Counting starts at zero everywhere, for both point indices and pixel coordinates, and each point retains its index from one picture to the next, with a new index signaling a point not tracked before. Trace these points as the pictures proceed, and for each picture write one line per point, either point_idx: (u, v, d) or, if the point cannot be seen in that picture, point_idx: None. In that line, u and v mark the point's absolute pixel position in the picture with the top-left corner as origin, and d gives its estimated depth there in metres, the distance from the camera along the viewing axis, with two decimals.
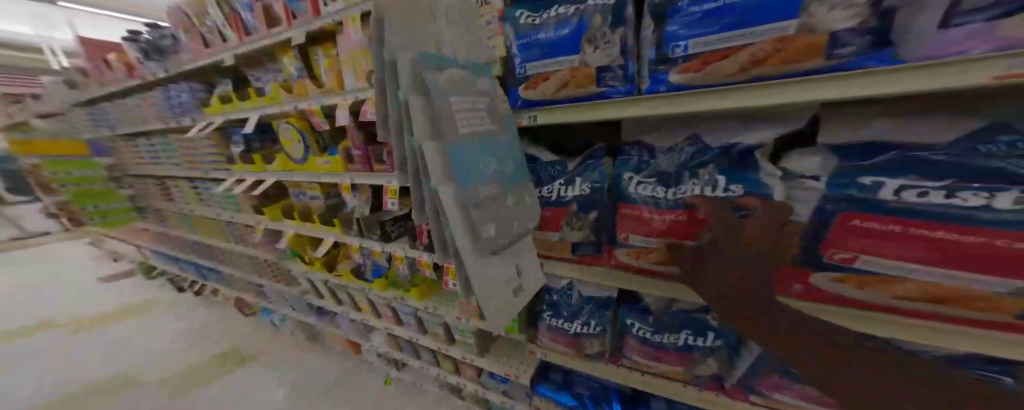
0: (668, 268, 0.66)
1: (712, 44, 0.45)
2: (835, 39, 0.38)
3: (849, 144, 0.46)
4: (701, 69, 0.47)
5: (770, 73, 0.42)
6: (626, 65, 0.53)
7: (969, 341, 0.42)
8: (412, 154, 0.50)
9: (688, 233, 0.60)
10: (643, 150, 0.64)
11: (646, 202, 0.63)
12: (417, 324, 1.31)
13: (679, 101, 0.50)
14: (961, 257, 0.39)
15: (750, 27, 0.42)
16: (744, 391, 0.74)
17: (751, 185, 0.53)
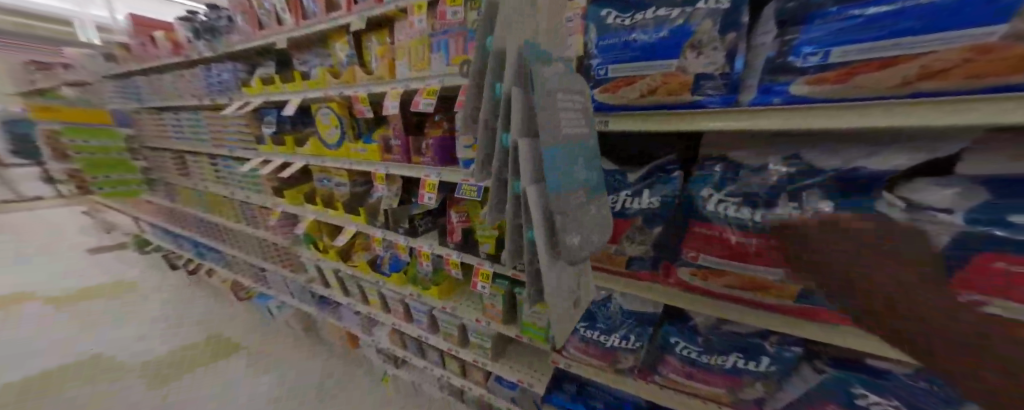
0: (741, 293, 0.63)
1: (869, 52, 0.40)
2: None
3: (1003, 175, 0.40)
4: (841, 81, 0.43)
5: (944, 87, 0.37)
6: (731, 73, 0.51)
7: None
8: (501, 151, 0.49)
9: (772, 259, 0.57)
10: (726, 166, 0.61)
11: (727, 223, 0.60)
12: (430, 322, 1.27)
13: (798, 116, 0.47)
14: None
15: (931, 31, 0.36)
16: None
17: (866, 215, 0.47)
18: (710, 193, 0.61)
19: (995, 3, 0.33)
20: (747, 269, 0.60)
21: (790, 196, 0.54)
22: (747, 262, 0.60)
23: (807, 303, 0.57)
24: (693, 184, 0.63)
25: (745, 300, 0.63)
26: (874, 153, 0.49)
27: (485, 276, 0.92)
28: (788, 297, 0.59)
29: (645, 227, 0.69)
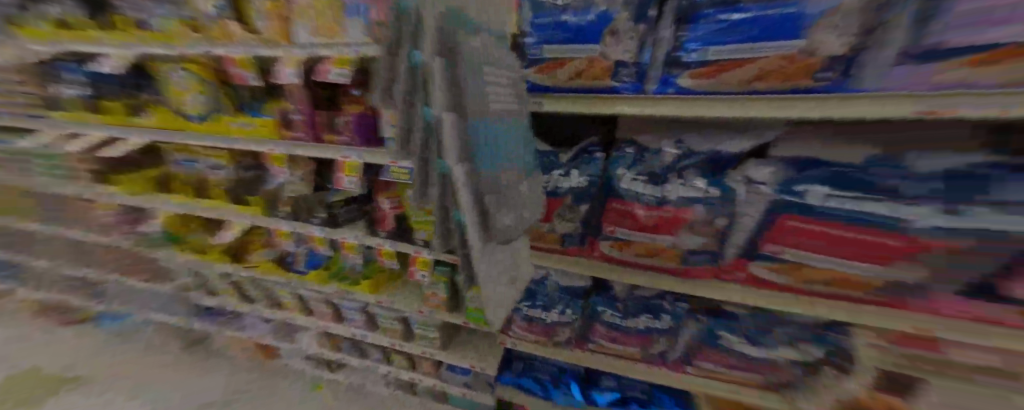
0: (649, 261, 0.71)
1: (729, 54, 0.47)
2: (832, 62, 0.42)
3: (792, 157, 0.56)
4: (711, 77, 0.49)
5: (773, 87, 0.46)
6: (641, 61, 0.54)
7: (859, 319, 0.57)
8: (423, 127, 0.42)
9: (670, 228, 0.66)
10: (637, 149, 0.67)
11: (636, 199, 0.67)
12: (366, 320, 1.13)
13: (687, 106, 0.53)
14: (860, 252, 0.53)
15: (768, 40, 0.44)
16: (685, 363, 0.81)
17: (720, 188, 0.61)
18: (623, 172, 0.67)
19: (797, 23, 0.42)
20: (648, 238, 0.68)
21: (678, 176, 0.64)
22: (654, 232, 0.67)
23: (690, 264, 0.68)
24: (610, 165, 0.68)
25: (650, 266, 0.71)
26: (737, 136, 0.61)
27: (423, 263, 0.88)
28: (680, 260, 0.68)
29: (572, 205, 0.72)
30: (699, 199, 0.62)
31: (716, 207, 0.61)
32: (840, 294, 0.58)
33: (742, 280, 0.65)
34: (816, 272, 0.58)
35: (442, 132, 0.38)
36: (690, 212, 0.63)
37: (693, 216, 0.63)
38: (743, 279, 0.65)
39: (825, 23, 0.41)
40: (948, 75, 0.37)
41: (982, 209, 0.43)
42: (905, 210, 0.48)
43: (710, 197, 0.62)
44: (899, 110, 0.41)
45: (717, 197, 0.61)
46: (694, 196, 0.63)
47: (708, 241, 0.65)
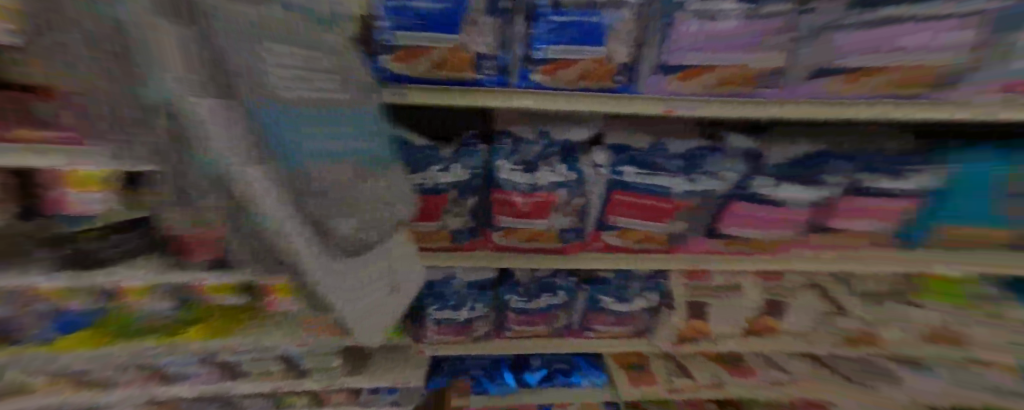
0: (529, 243, 0.78)
1: (563, 54, 0.55)
2: (622, 68, 0.57)
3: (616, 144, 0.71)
4: (552, 74, 0.57)
5: (593, 85, 0.58)
6: (500, 56, 0.56)
7: (658, 264, 0.81)
8: (158, 114, 0.34)
9: (543, 212, 0.73)
10: (506, 139, 0.70)
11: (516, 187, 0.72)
12: (214, 370, 0.81)
13: (542, 99, 0.59)
14: (650, 212, 0.74)
15: (586, 45, 0.55)
16: (583, 329, 0.99)
17: (573, 171, 0.72)
18: (501, 163, 0.70)
19: (601, 33, 0.54)
20: (524, 224, 0.75)
21: (543, 164, 0.71)
22: (533, 218, 0.74)
23: (565, 241, 0.78)
24: (489, 157, 0.70)
25: (529, 246, 0.79)
26: (580, 125, 0.71)
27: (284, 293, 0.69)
28: (555, 238, 0.78)
29: (456, 199, 0.72)
30: (564, 182, 0.72)
31: (571, 189, 0.73)
32: (648, 248, 0.80)
33: (599, 247, 0.81)
34: (636, 233, 0.77)
35: (197, 122, 0.34)
36: (555, 196, 0.73)
37: (557, 198, 0.73)
38: (600, 246, 0.81)
39: (617, 35, 0.54)
40: (673, 85, 0.58)
41: (701, 177, 0.71)
42: (673, 183, 0.71)
43: (572, 181, 0.72)
44: (653, 109, 0.60)
45: (573, 181, 0.72)
46: (557, 181, 0.72)
47: (574, 218, 0.76)
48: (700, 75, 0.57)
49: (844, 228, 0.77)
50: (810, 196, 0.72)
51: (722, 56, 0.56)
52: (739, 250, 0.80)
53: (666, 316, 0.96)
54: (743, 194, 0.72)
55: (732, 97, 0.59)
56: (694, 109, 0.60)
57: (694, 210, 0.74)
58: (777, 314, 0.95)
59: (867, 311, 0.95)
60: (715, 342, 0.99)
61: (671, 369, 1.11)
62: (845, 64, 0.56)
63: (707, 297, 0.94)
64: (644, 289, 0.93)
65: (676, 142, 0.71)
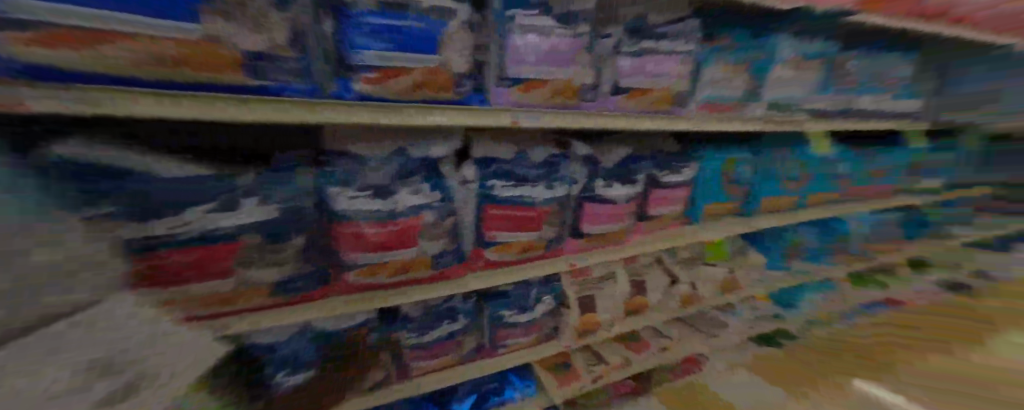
0: (398, 278, 0.66)
1: (390, 61, 0.49)
2: (458, 79, 0.56)
3: (486, 157, 0.69)
4: (379, 82, 0.49)
5: (429, 97, 0.54)
6: (302, 60, 0.45)
7: (541, 271, 0.81)
8: None
9: (409, 239, 0.63)
10: (342, 157, 0.55)
11: (363, 216, 0.58)
12: None
13: (374, 112, 0.50)
14: (520, 223, 0.75)
15: (413, 53, 0.50)
16: (494, 347, 0.91)
17: (440, 190, 0.65)
18: (343, 188, 0.56)
19: (431, 42, 0.51)
20: (388, 257, 0.62)
21: (400, 185, 0.60)
22: (395, 248, 0.62)
23: (442, 266, 0.70)
24: (316, 184, 0.54)
25: (399, 282, 0.67)
26: (434, 139, 0.62)
27: None
28: (432, 265, 0.68)
29: (270, 244, 0.54)
30: (426, 205, 0.63)
31: (439, 210, 0.65)
32: (528, 257, 0.80)
33: (482, 266, 0.76)
34: (513, 246, 0.77)
35: None
36: (421, 219, 0.63)
37: (424, 221, 0.63)
38: (483, 263, 0.76)
39: (448, 45, 0.53)
40: (516, 97, 0.62)
41: (556, 186, 0.77)
42: (535, 192, 0.74)
43: (440, 201, 0.65)
44: (500, 120, 0.61)
45: (439, 202, 0.65)
46: (420, 203, 0.62)
47: (445, 241, 0.68)
48: (534, 88, 0.63)
49: (660, 214, 0.98)
50: (630, 192, 0.86)
51: (548, 71, 0.63)
52: (595, 244, 0.90)
53: (565, 317, 0.98)
54: (589, 196, 0.81)
55: (564, 108, 0.67)
56: (537, 119, 0.64)
57: (558, 214, 0.79)
58: (643, 292, 1.11)
59: (693, 274, 1.24)
60: (607, 329, 1.04)
61: (590, 359, 1.19)
62: (625, 85, 0.73)
63: (593, 289, 1.01)
64: (540, 295, 0.92)
65: (537, 149, 0.74)
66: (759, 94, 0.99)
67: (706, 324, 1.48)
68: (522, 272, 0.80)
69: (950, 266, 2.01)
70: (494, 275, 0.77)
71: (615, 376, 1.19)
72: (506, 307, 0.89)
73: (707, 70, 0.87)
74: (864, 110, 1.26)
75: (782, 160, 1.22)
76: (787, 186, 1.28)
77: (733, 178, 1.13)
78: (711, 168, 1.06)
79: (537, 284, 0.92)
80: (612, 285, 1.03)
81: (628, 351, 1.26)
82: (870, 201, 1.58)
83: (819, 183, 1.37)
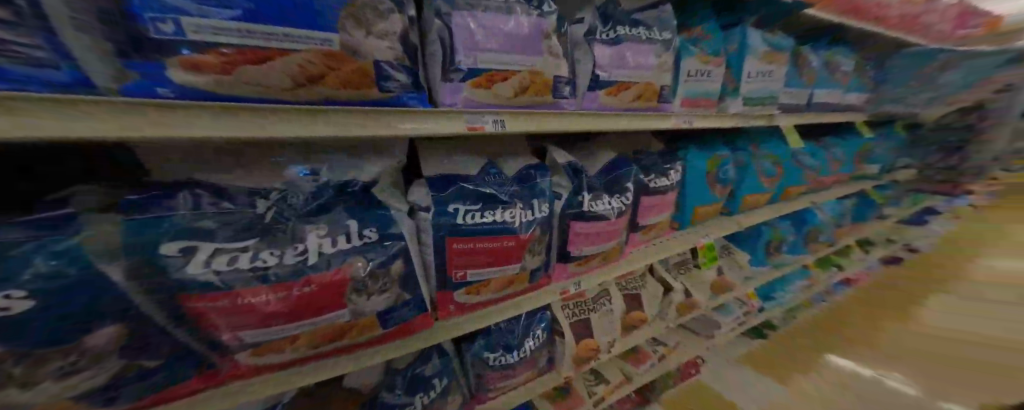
0: (331, 346, 0.46)
1: (247, 37, 0.31)
2: (379, 69, 0.39)
3: (445, 172, 0.55)
4: (229, 72, 0.31)
5: (328, 95, 0.36)
6: (36, 28, 0.25)
7: (527, 307, 0.64)
8: None
9: (337, 299, 0.43)
10: (202, 192, 0.39)
11: (246, 280, 0.38)
12: None
13: (235, 117, 0.32)
14: (498, 254, 0.56)
15: (285, 26, 0.32)
16: (481, 393, 0.71)
17: (383, 225, 0.47)
18: (199, 241, 0.37)
19: (318, 10, 0.34)
20: (302, 329, 0.42)
21: (309, 227, 0.42)
22: (311, 316, 0.42)
23: (394, 324, 0.50)
24: (125, 238, 0.34)
25: (331, 352, 0.46)
26: (360, 164, 0.50)
27: None
28: (380, 324, 0.48)
29: (39, 352, 0.31)
30: (356, 248, 0.44)
31: (378, 255, 0.46)
32: (508, 294, 0.61)
33: (453, 312, 0.57)
34: (491, 284, 0.58)
35: None
36: (350, 272, 0.44)
37: (355, 275, 0.44)
38: (454, 308, 0.57)
39: (351, 18, 0.36)
40: (469, 94, 0.47)
41: (541, 201, 0.59)
42: (513, 214, 0.55)
43: (376, 238, 0.46)
44: (456, 126, 0.46)
45: (377, 243, 0.46)
46: (343, 248, 0.43)
47: (394, 292, 0.49)
48: (495, 82, 0.48)
49: (649, 224, 0.86)
50: (623, 204, 0.71)
51: (515, 60, 0.48)
52: (591, 266, 0.74)
53: (559, 346, 0.81)
54: (577, 213, 0.65)
55: (536, 107, 0.53)
56: (500, 121, 0.49)
57: (545, 237, 0.62)
58: (639, 306, 0.97)
59: (684, 279, 1.14)
60: (607, 353, 0.89)
61: (590, 379, 1.04)
62: (607, 77, 0.62)
63: (587, 310, 0.87)
64: (529, 327, 0.75)
65: (509, 161, 0.62)
66: (739, 89, 0.92)
67: (699, 325, 1.39)
68: (508, 310, 0.62)
69: (886, 243, 2.18)
70: (467, 318, 0.59)
71: (619, 394, 1.05)
72: (486, 348, 0.69)
73: (687, 61, 0.77)
74: (821, 104, 1.25)
75: (758, 155, 1.17)
76: (767, 182, 1.21)
77: (718, 177, 1.05)
78: (698, 167, 0.97)
79: (523, 318, 0.75)
80: (608, 305, 0.89)
81: (630, 365, 1.12)
82: (834, 190, 1.60)
83: (792, 176, 1.31)
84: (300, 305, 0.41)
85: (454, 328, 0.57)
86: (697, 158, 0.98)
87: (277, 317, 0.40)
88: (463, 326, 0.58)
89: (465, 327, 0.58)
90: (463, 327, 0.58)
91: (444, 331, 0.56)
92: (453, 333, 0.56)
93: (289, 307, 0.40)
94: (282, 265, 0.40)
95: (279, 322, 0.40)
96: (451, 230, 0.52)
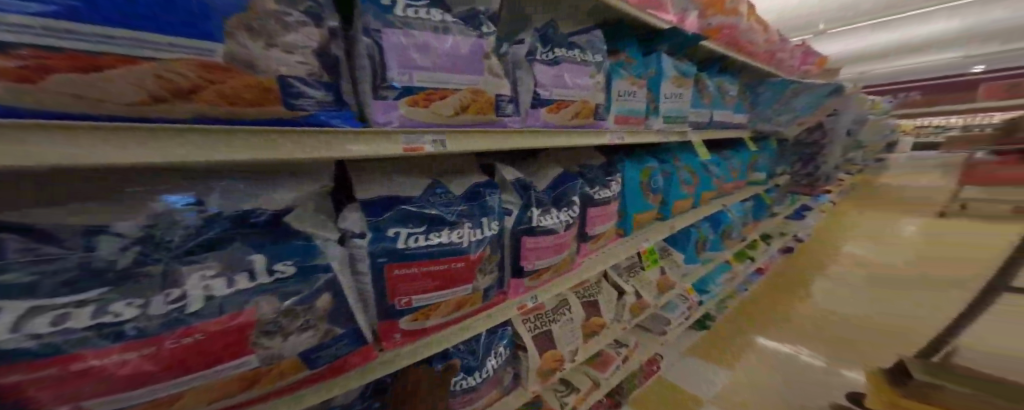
0: (237, 398, 0.37)
1: (68, 40, 0.23)
2: (285, 85, 0.34)
3: (384, 193, 0.49)
4: (40, 81, 0.22)
5: (206, 113, 0.30)
6: None
7: (478, 326, 0.61)
8: None
9: (233, 348, 0.34)
10: (15, 239, 0.26)
11: (90, 337, 0.28)
12: None
13: (78, 145, 0.23)
14: (445, 279, 0.51)
15: (139, 30, 0.25)
16: None
17: (302, 257, 0.39)
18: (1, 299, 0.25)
19: (191, 12, 0.28)
20: (183, 387, 0.32)
21: (190, 267, 0.33)
22: (192, 371, 0.32)
23: (324, 363, 0.42)
24: None
25: (234, 405, 0.37)
26: (267, 188, 0.41)
27: None
28: (307, 366, 0.41)
29: None
30: (262, 288, 0.36)
31: (295, 291, 0.38)
32: (459, 317, 0.57)
33: (400, 342, 0.51)
34: (441, 308, 0.53)
35: None
36: (256, 313, 0.36)
37: (263, 317, 0.36)
38: (401, 337, 0.51)
39: (257, 32, 0.32)
40: (406, 113, 0.43)
41: (489, 219, 0.58)
42: (461, 234, 0.52)
43: (289, 273, 0.38)
44: (390, 149, 0.41)
45: (294, 278, 0.38)
46: (245, 288, 0.35)
47: (320, 328, 0.41)
48: (434, 100, 0.45)
49: (597, 234, 0.91)
50: (570, 217, 0.74)
51: (456, 79, 0.46)
52: (544, 279, 0.75)
53: (525, 360, 0.81)
54: (526, 229, 0.66)
55: (477, 126, 0.51)
56: (441, 141, 0.46)
57: (495, 254, 0.61)
58: (597, 311, 1.02)
59: (634, 282, 1.21)
60: (571, 362, 0.90)
61: (559, 391, 1.05)
62: (548, 95, 0.65)
63: (548, 322, 0.88)
64: (490, 345, 0.73)
65: (455, 178, 0.60)
66: (658, 109, 1.03)
67: (653, 324, 1.49)
68: (459, 335, 0.58)
69: (779, 235, 2.51)
70: (416, 349, 0.53)
71: (589, 401, 1.07)
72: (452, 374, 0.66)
73: (616, 83, 0.85)
74: (719, 122, 1.44)
75: (679, 166, 1.32)
76: (686, 189, 1.34)
77: (651, 186, 1.15)
78: (633, 179, 1.07)
79: (484, 338, 0.73)
80: (568, 314, 0.92)
81: (595, 370, 1.15)
82: (738, 193, 1.86)
83: (706, 183, 1.50)
84: (179, 359, 0.32)
85: (404, 354, 0.51)
86: (632, 169, 1.07)
87: (140, 378, 0.30)
88: (412, 353, 0.52)
89: (413, 355, 0.52)
90: (409, 353, 0.52)
91: (394, 358, 0.51)
92: (404, 358, 0.51)
93: (160, 364, 0.31)
94: (149, 316, 0.30)
95: (145, 384, 0.31)
96: (393, 253, 0.46)
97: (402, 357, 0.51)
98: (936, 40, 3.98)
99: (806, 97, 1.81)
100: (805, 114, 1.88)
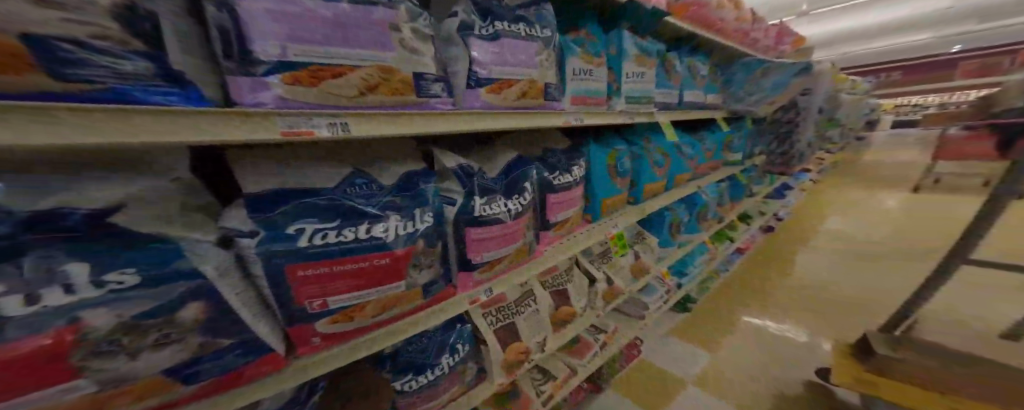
0: None
1: None
2: (51, 47, 0.23)
3: (280, 186, 0.43)
4: None
5: None
6: None
7: (420, 325, 0.55)
8: None
9: (54, 369, 0.28)
10: None
11: None
12: None
13: None
14: (364, 277, 0.46)
15: None
16: None
17: (149, 264, 0.32)
18: None
19: None
20: None
21: None
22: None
23: (208, 378, 0.37)
24: None
25: None
26: (68, 185, 0.30)
27: None
28: (182, 382, 0.35)
29: None
30: (87, 301, 0.30)
31: (143, 303, 0.32)
32: (393, 316, 0.52)
33: (322, 345, 0.46)
34: (370, 307, 0.48)
35: None
36: (85, 327, 0.29)
37: (96, 330, 0.30)
38: (320, 341, 0.45)
39: None
40: (286, 92, 0.35)
41: (422, 210, 0.53)
42: (385, 228, 0.47)
43: (131, 283, 0.32)
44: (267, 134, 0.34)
45: (138, 288, 0.32)
46: (61, 304, 0.29)
47: (192, 340, 0.35)
48: (325, 78, 0.37)
49: (560, 220, 0.87)
50: (521, 205, 0.70)
51: (353, 54, 0.39)
52: (499, 270, 0.71)
53: (487, 353, 0.77)
54: (471, 219, 0.62)
55: (394, 107, 0.45)
56: (341, 124, 0.40)
57: (434, 247, 0.56)
58: (567, 300, 0.99)
59: (606, 269, 1.18)
60: (540, 353, 0.87)
61: (536, 379, 1.03)
62: (486, 74, 0.59)
63: (511, 314, 0.85)
64: (445, 344, 0.69)
65: (384, 165, 0.54)
66: (620, 89, 0.99)
67: (631, 307, 1.48)
68: (392, 337, 0.52)
69: (760, 215, 2.51)
70: (337, 356, 0.47)
71: (567, 388, 1.05)
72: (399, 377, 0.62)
73: (571, 60, 0.80)
74: (689, 102, 1.41)
75: (649, 148, 1.29)
76: (657, 172, 1.32)
77: (619, 170, 1.11)
78: (598, 163, 1.03)
79: (437, 336, 0.69)
80: (532, 305, 0.89)
81: (573, 357, 1.14)
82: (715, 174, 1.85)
83: (678, 165, 1.48)
84: None
85: (325, 357, 0.46)
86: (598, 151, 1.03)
87: None
88: (334, 359, 0.46)
89: (336, 360, 0.47)
90: (331, 356, 0.46)
91: (314, 366, 0.45)
92: (326, 362, 0.46)
93: None
94: None
95: None
96: (292, 253, 0.41)
97: (324, 357, 0.46)
98: (908, 17, 4.04)
99: (777, 76, 1.80)
100: (772, 94, 1.89)
